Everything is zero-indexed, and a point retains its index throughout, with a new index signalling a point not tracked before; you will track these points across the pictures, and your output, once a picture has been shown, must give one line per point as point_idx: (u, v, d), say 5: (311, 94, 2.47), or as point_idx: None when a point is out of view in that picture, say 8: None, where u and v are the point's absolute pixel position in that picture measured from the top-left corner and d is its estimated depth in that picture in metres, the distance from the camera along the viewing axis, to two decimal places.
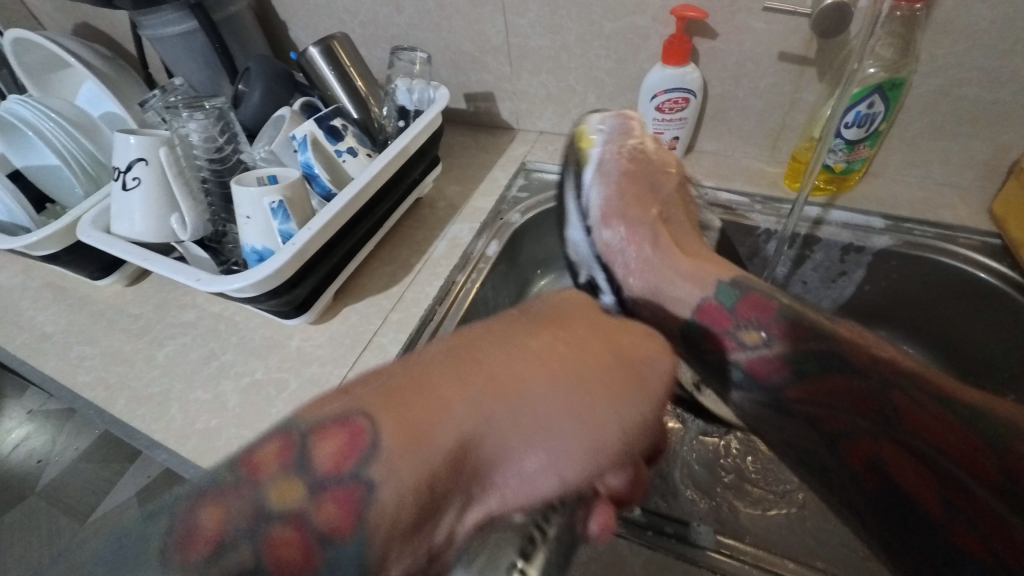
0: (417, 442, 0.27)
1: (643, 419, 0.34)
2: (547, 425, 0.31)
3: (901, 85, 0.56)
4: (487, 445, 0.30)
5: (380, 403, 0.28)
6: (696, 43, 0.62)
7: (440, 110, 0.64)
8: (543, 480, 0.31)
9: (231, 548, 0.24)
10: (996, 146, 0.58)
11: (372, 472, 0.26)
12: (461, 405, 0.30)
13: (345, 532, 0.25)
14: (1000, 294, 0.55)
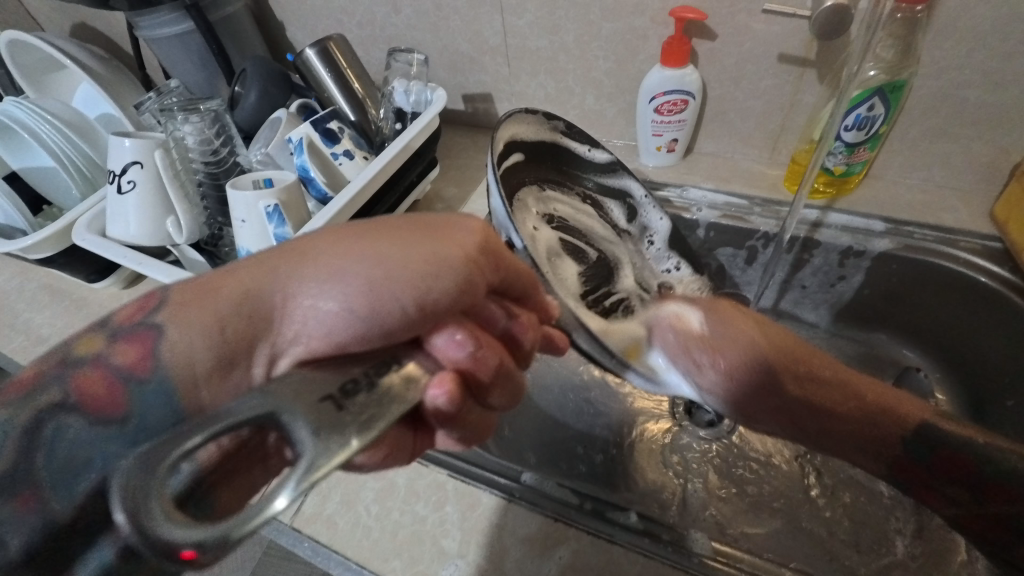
0: (202, 299, 0.31)
1: (451, 273, 0.33)
2: (330, 269, 0.32)
3: (902, 87, 0.55)
4: (278, 297, 0.31)
5: (188, 285, 0.32)
6: (695, 44, 0.62)
7: (437, 112, 0.64)
8: (340, 324, 0.31)
9: (40, 388, 0.28)
10: (998, 148, 0.58)
11: (161, 317, 0.31)
12: (249, 267, 0.32)
13: (143, 370, 0.30)
14: (1002, 299, 0.55)
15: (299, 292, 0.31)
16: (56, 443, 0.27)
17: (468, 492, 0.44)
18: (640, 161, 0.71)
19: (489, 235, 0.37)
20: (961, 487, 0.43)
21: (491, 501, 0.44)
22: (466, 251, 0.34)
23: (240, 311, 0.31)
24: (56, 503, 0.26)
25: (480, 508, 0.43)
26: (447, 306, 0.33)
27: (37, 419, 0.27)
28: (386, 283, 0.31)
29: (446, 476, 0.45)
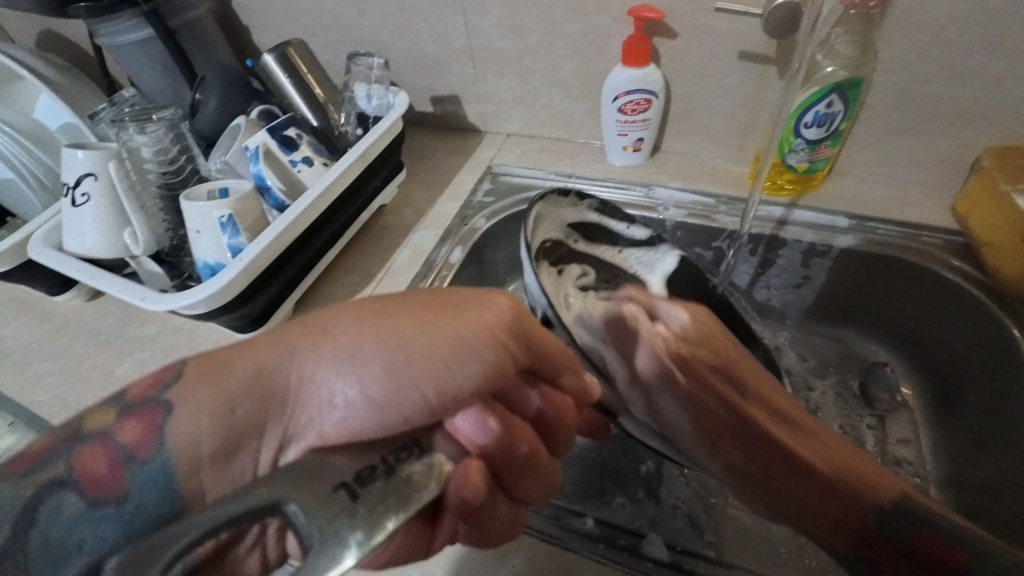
0: (218, 376, 0.31)
1: (478, 359, 0.33)
2: (348, 350, 0.32)
3: (861, 84, 0.55)
4: (292, 376, 0.31)
5: (199, 360, 0.32)
6: (656, 43, 0.61)
7: (400, 115, 0.64)
8: (360, 411, 0.31)
9: (45, 463, 0.27)
10: (960, 143, 0.58)
11: (172, 393, 0.30)
12: (264, 344, 0.32)
13: (147, 449, 0.29)
14: (966, 295, 0.55)
15: (319, 374, 0.32)
16: (51, 523, 0.26)
17: None
18: (609, 162, 0.71)
19: (519, 311, 0.36)
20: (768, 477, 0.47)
21: None
22: (490, 333, 0.34)
23: (258, 390, 0.31)
24: None
25: None
26: (468, 394, 0.33)
27: (37, 497, 0.26)
28: (408, 368, 0.32)
29: None
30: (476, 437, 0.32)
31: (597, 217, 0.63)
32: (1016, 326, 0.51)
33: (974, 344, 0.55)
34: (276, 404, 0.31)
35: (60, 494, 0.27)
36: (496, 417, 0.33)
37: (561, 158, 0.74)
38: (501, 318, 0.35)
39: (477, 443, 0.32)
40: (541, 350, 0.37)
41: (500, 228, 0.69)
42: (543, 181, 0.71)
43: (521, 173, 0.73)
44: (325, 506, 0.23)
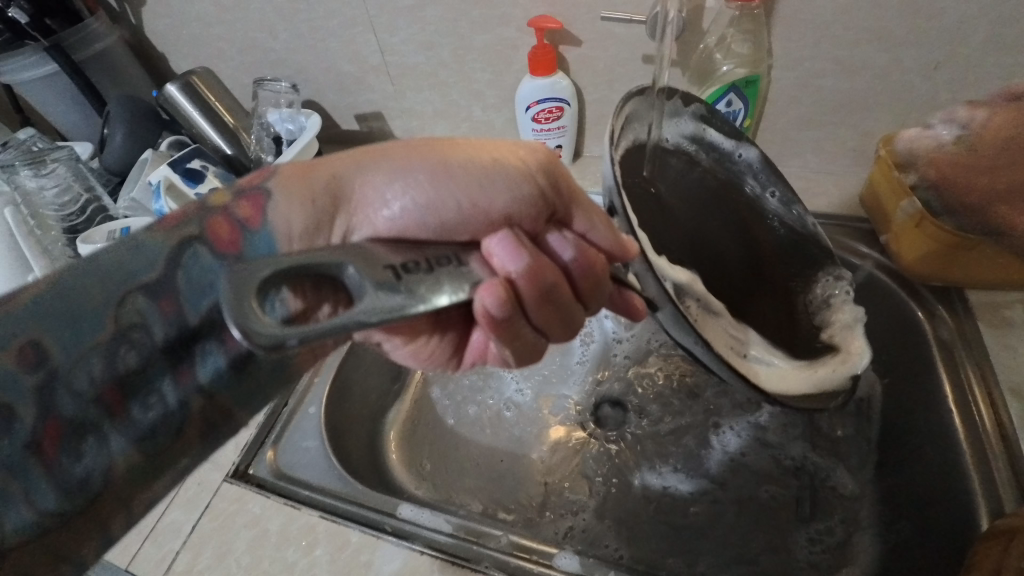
0: (305, 174, 0.35)
1: (522, 187, 0.36)
2: (401, 165, 0.35)
3: (757, 81, 0.56)
4: (358, 182, 0.35)
5: (292, 168, 0.35)
6: (563, 51, 0.62)
7: (312, 139, 0.62)
8: (406, 216, 0.35)
9: (184, 224, 0.32)
10: (862, 132, 0.59)
11: (273, 182, 0.34)
12: (339, 159, 0.36)
13: (256, 223, 0.33)
14: (882, 284, 0.56)
15: (379, 183, 0.35)
16: (191, 268, 0.32)
17: (339, 532, 0.44)
18: None
19: (554, 160, 0.38)
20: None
21: (360, 539, 0.44)
22: (531, 174, 0.36)
23: (334, 192, 0.35)
24: (190, 312, 0.31)
25: (349, 548, 0.44)
26: (498, 212, 0.35)
27: (178, 249, 0.31)
28: (449, 180, 0.35)
29: (317, 518, 0.45)
30: (506, 264, 0.31)
31: (701, 127, 0.54)
32: (921, 309, 0.53)
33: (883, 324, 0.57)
34: (344, 205, 0.35)
35: (195, 247, 0.32)
36: (529, 248, 0.32)
37: None
38: (535, 157, 0.37)
39: (507, 268, 0.31)
40: (571, 197, 0.38)
41: None
42: None
43: None
44: (361, 277, 0.24)
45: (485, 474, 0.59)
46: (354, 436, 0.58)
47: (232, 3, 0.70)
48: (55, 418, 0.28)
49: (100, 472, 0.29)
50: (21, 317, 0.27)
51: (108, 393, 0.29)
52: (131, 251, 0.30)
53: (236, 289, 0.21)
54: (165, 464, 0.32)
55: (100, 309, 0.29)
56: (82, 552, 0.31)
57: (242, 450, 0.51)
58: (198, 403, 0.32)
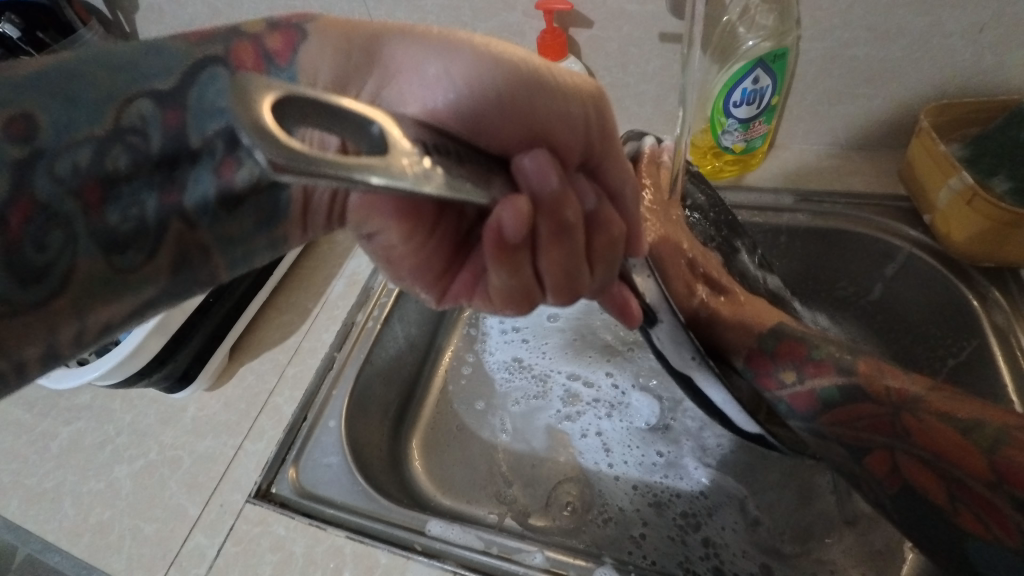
0: (350, 28, 0.31)
1: (570, 102, 0.33)
2: (446, 41, 0.30)
3: (784, 54, 0.52)
4: (398, 51, 0.31)
5: (329, 19, 0.31)
6: (573, 34, 0.58)
7: None
8: (438, 95, 0.30)
9: (209, 41, 0.28)
10: (898, 104, 0.55)
11: (312, 25, 0.31)
12: (382, 28, 0.31)
13: (284, 60, 0.30)
14: (927, 267, 0.53)
15: (421, 58, 0.30)
16: (208, 86, 0.27)
17: (367, 554, 0.43)
18: None
19: (601, 99, 0.35)
20: (794, 371, 0.43)
21: (389, 560, 0.43)
22: (580, 95, 0.34)
23: (370, 52, 0.31)
24: (193, 130, 0.27)
25: (378, 570, 0.42)
26: (540, 118, 0.32)
27: (198, 65, 0.27)
28: (496, 69, 0.30)
29: (344, 539, 0.44)
30: (532, 180, 0.30)
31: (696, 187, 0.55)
32: (973, 294, 0.50)
33: (935, 303, 0.53)
34: (379, 66, 0.31)
35: (215, 68, 0.28)
36: (558, 174, 0.31)
37: None
38: (587, 84, 0.35)
39: (528, 186, 0.30)
40: (613, 147, 0.37)
41: None
42: None
43: None
44: (389, 137, 0.21)
45: (513, 480, 0.57)
46: (375, 449, 0.56)
47: (225, 4, 0.67)
48: (28, 199, 0.23)
49: (61, 266, 0.24)
50: (10, 86, 0.23)
51: (89, 187, 0.24)
52: (148, 54, 0.26)
53: (235, 88, 0.18)
54: (130, 284, 0.27)
55: (101, 100, 0.24)
56: (25, 350, 0.24)
57: (262, 468, 0.49)
58: (177, 228, 0.27)
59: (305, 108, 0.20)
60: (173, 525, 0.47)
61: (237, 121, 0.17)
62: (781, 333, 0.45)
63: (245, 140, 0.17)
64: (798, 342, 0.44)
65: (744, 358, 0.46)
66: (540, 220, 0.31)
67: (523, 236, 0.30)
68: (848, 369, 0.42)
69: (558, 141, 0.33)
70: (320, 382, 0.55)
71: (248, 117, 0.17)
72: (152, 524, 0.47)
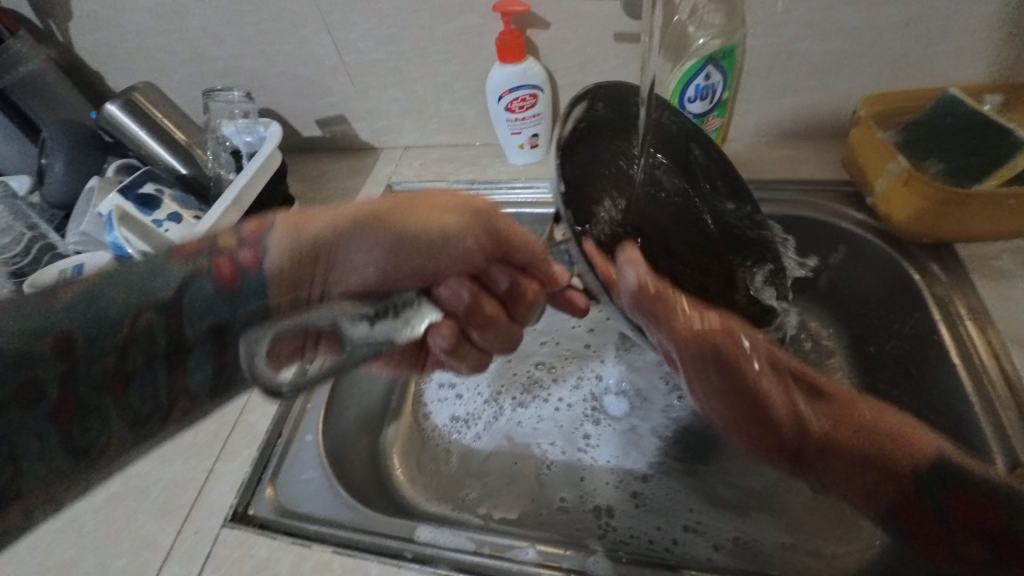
0: (299, 230, 0.39)
1: (438, 220, 0.41)
2: (366, 233, 0.40)
3: (734, 52, 0.54)
4: (333, 246, 0.40)
5: (278, 224, 0.39)
6: (531, 35, 0.59)
7: (274, 151, 0.58)
8: (372, 276, 0.41)
9: (196, 257, 0.35)
10: (838, 96, 0.58)
11: (271, 232, 0.38)
12: (316, 226, 0.40)
13: (252, 265, 0.37)
14: (871, 246, 0.56)
15: (352, 249, 0.41)
16: (195, 296, 0.33)
17: (355, 566, 0.42)
18: (510, 161, 0.70)
19: (495, 214, 0.43)
20: (954, 532, 0.32)
21: (380, 570, 0.42)
22: (471, 226, 0.42)
23: (315, 249, 0.40)
24: (192, 328, 0.33)
25: None
26: (446, 266, 0.42)
27: (185, 280, 0.33)
28: (403, 241, 0.40)
29: (331, 554, 0.43)
30: (457, 303, 0.43)
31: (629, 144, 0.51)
32: (915, 269, 0.53)
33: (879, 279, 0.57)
34: (331, 258, 0.41)
35: (200, 279, 0.34)
36: (468, 288, 0.44)
37: (462, 166, 0.71)
38: (476, 213, 0.42)
39: (455, 305, 0.43)
40: (502, 225, 0.43)
41: None
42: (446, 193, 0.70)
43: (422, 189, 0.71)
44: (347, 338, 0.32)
45: (501, 475, 0.57)
46: (355, 460, 0.55)
47: (169, 10, 0.64)
48: (71, 400, 0.27)
49: (97, 443, 0.29)
50: (56, 312, 0.28)
51: (116, 382, 0.29)
52: (150, 274, 0.32)
53: (250, 346, 0.30)
54: (149, 435, 0.31)
55: (119, 314, 0.30)
56: (64, 495, 0.28)
57: (238, 488, 0.47)
58: (183, 403, 0.32)
59: (284, 332, 0.30)
60: (144, 557, 0.45)
61: (257, 367, 0.29)
62: (953, 486, 0.31)
63: (261, 375, 0.29)
64: (973, 500, 0.31)
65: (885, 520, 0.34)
66: (468, 322, 0.45)
67: (455, 339, 0.45)
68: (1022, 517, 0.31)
69: (460, 269, 0.43)
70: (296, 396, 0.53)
71: (263, 370, 0.29)
72: (121, 558, 0.45)
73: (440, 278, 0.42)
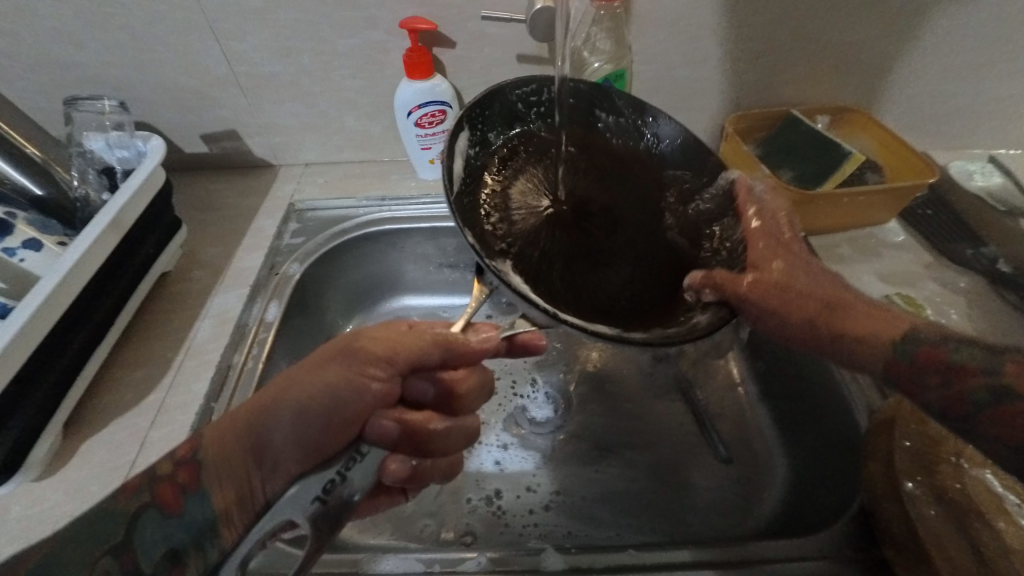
0: (226, 439, 0.35)
1: (321, 376, 0.35)
2: (285, 414, 0.34)
3: (625, 75, 0.61)
4: (255, 436, 0.34)
5: (207, 440, 0.36)
6: (437, 54, 0.61)
7: (158, 166, 0.53)
8: (303, 454, 0.34)
9: (139, 492, 0.34)
10: (709, 116, 0.68)
11: (202, 456, 0.35)
12: (236, 428, 0.35)
13: (190, 484, 0.34)
14: None
15: (273, 436, 0.34)
16: (147, 528, 0.33)
17: None
18: (420, 177, 0.70)
19: (383, 341, 0.36)
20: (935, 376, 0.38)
21: None
22: (367, 362, 0.35)
23: (240, 449, 0.34)
24: (148, 556, 0.33)
25: None
26: (366, 413, 0.35)
27: (131, 519, 0.33)
28: (311, 412, 0.34)
29: None
30: (403, 441, 0.36)
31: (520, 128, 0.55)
32: None
33: None
34: (257, 455, 0.34)
35: (149, 512, 0.34)
36: (401, 420, 0.36)
37: (370, 183, 0.70)
38: (366, 349, 0.36)
39: (400, 442, 0.36)
40: (384, 345, 0.36)
41: (318, 269, 0.64)
42: (357, 210, 0.68)
43: (329, 206, 0.68)
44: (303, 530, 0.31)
45: (441, 491, 0.56)
46: None
47: (8, 7, 0.55)
48: None
49: None
50: None
51: None
52: (106, 519, 0.33)
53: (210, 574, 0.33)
54: None
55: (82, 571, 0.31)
56: None
57: None
58: None
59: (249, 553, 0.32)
60: None
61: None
62: (914, 341, 0.39)
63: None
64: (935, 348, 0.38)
65: (885, 372, 0.40)
66: (426, 447, 0.37)
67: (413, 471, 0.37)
68: (995, 369, 0.36)
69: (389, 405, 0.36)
70: None
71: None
72: None
73: (364, 424, 0.35)
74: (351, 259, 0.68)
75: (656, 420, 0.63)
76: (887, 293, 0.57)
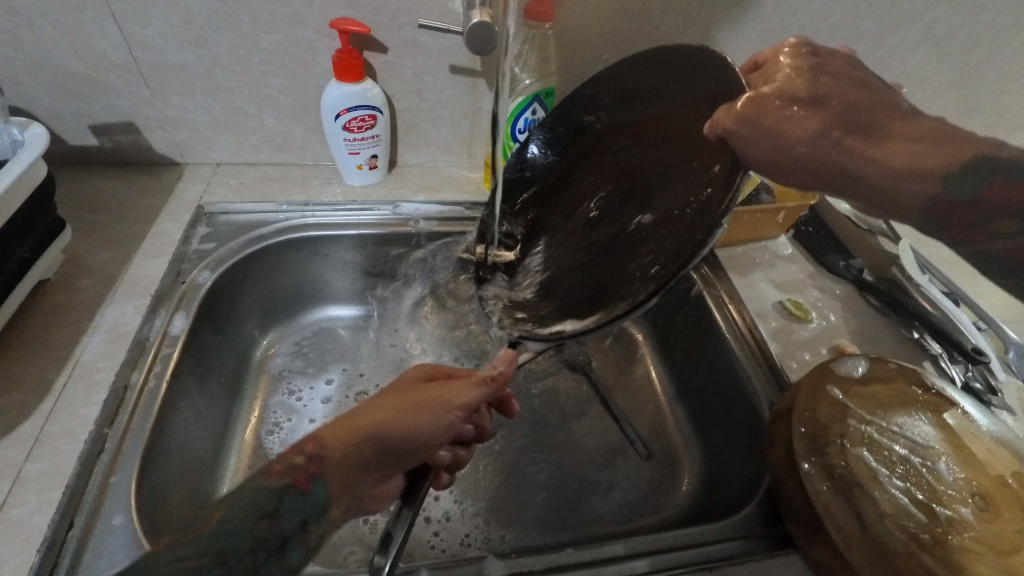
0: (346, 440, 0.36)
1: (424, 417, 0.38)
2: (396, 438, 0.37)
3: (553, 94, 0.63)
4: (366, 453, 0.36)
5: (325, 441, 0.36)
6: (368, 58, 0.59)
7: (39, 156, 0.46)
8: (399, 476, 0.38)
9: (279, 475, 0.33)
10: None
11: (325, 452, 0.35)
12: (345, 438, 0.36)
13: (320, 470, 0.34)
14: None
15: (377, 456, 0.37)
16: (292, 507, 0.32)
17: None
18: (346, 182, 0.67)
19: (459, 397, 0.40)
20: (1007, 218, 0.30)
21: None
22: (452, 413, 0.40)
23: (354, 458, 0.36)
24: (288, 524, 0.32)
25: None
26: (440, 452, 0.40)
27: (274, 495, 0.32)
28: (414, 445, 0.37)
29: None
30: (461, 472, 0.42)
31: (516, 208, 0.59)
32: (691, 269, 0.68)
33: None
34: (377, 462, 0.37)
35: (291, 490, 0.33)
36: None
37: (290, 187, 0.66)
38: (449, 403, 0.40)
39: None
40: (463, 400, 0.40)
41: (230, 277, 0.59)
42: (276, 215, 0.64)
43: (243, 210, 0.63)
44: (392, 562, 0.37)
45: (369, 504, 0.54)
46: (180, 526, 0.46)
47: None
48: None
49: None
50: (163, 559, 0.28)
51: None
52: (244, 496, 0.32)
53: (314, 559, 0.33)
54: None
55: (239, 536, 0.30)
56: None
57: None
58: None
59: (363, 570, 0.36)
60: None
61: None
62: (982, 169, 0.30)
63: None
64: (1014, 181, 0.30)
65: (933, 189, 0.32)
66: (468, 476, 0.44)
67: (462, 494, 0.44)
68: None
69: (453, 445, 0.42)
70: (88, 472, 0.41)
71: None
72: None
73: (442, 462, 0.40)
74: (269, 265, 0.63)
75: (585, 422, 0.65)
76: (779, 299, 0.65)
